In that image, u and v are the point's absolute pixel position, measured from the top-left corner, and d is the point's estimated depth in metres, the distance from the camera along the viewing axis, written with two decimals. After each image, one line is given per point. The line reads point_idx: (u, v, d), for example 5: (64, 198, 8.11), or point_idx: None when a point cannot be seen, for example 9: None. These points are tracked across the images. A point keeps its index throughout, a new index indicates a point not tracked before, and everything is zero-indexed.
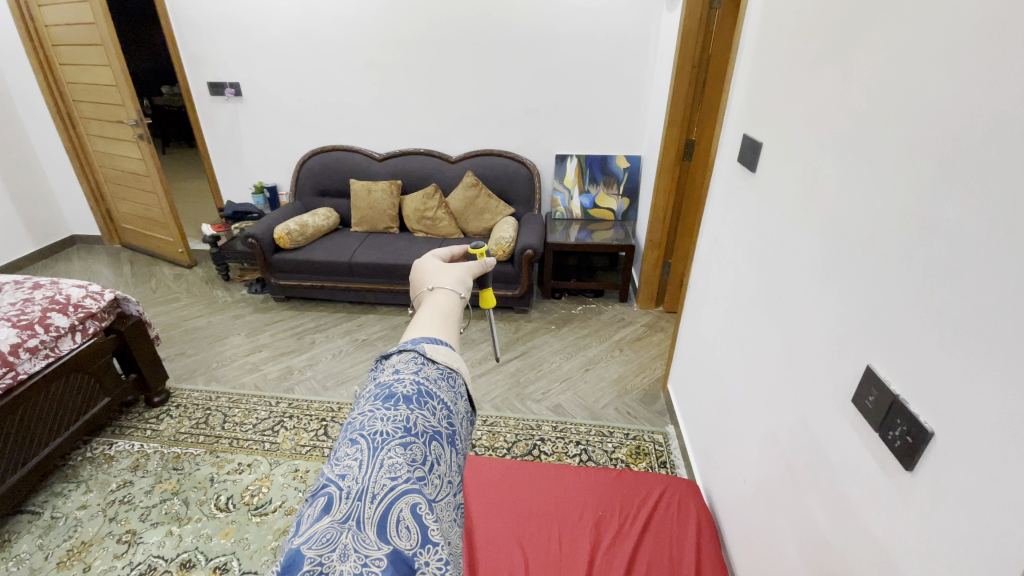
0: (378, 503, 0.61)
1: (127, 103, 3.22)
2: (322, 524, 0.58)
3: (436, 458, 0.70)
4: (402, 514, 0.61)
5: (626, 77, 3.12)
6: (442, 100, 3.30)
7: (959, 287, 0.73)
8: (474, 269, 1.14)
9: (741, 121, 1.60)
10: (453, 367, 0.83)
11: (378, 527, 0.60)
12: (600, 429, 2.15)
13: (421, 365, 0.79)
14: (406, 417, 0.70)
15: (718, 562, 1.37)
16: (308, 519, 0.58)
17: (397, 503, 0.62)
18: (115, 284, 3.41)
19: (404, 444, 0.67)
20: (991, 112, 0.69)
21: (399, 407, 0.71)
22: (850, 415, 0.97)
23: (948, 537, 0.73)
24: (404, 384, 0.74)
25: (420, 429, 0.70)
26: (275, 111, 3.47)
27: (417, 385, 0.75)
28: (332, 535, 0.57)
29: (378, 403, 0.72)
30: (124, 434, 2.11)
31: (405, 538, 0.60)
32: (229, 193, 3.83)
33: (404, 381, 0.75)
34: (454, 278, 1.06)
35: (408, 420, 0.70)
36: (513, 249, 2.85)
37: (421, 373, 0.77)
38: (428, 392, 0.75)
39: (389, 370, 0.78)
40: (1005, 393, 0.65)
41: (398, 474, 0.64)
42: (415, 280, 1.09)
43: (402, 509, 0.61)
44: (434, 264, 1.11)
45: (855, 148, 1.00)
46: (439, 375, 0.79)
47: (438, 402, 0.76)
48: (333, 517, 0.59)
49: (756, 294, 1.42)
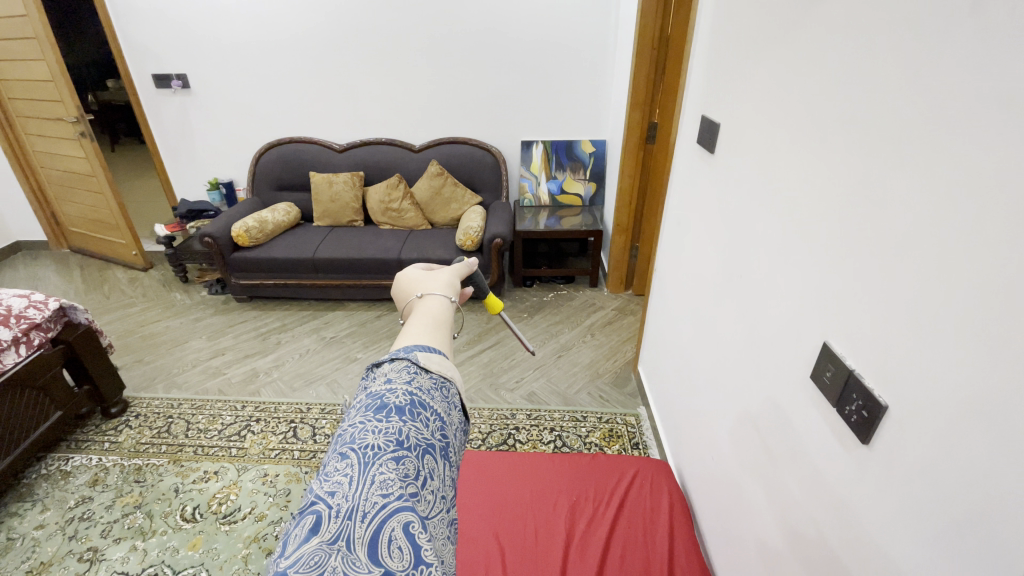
0: (368, 522, 0.58)
1: (65, 99, 3.02)
2: (311, 546, 0.55)
3: (429, 473, 0.66)
4: (394, 534, 0.58)
5: (587, 61, 3.10)
6: (402, 87, 3.21)
7: (910, 263, 0.74)
8: (459, 271, 1.10)
9: (698, 102, 1.60)
10: (447, 376, 0.78)
11: (368, 546, 0.57)
12: (573, 414, 2.16)
13: (414, 374, 0.74)
14: (399, 429, 0.66)
15: (689, 538, 1.41)
16: (294, 541, 0.55)
17: (387, 522, 0.59)
18: (65, 291, 3.23)
19: (396, 459, 0.63)
20: (933, 85, 0.70)
21: (391, 418, 0.67)
22: (809, 391, 0.99)
23: (902, 507, 0.75)
24: (396, 394, 0.70)
25: (413, 442, 0.66)
26: (226, 103, 3.32)
27: (410, 395, 0.71)
28: (320, 558, 0.54)
29: (369, 414, 0.67)
30: (80, 448, 2.01)
31: (396, 558, 0.57)
32: (183, 190, 3.66)
33: (397, 392, 0.71)
34: (442, 282, 1.02)
35: (401, 432, 0.66)
36: (481, 238, 2.83)
37: (415, 383, 0.73)
38: (421, 402, 0.71)
39: (380, 378, 0.74)
40: (952, 363, 0.67)
41: (390, 491, 0.60)
42: (398, 288, 1.03)
43: (394, 528, 0.58)
44: (417, 268, 1.05)
45: (807, 126, 1.01)
46: (432, 384, 0.75)
47: (432, 413, 0.72)
48: (322, 538, 0.56)
49: (719, 275, 1.43)
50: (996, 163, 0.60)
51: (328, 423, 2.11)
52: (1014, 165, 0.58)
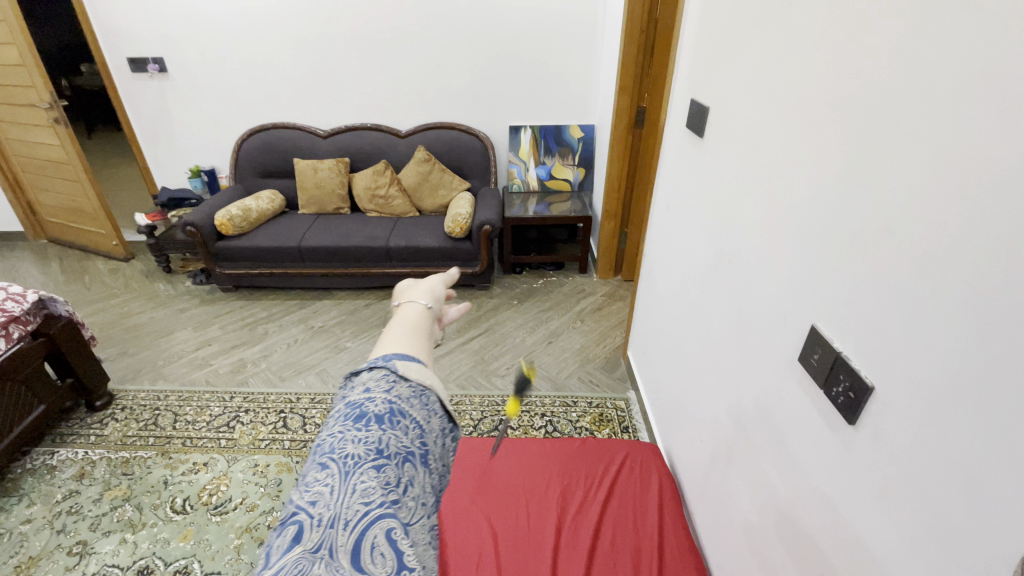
0: (351, 529, 0.54)
1: (38, 84, 2.92)
2: (293, 555, 0.52)
3: (411, 479, 0.62)
4: (377, 540, 0.55)
5: (575, 44, 3.06)
6: (387, 71, 3.15)
7: (896, 246, 0.75)
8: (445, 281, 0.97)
9: (687, 85, 1.59)
10: (426, 384, 0.72)
11: (351, 554, 0.53)
12: (564, 400, 2.18)
13: (393, 382, 0.69)
14: (378, 437, 0.62)
15: (678, 520, 1.43)
16: (277, 552, 0.52)
17: (369, 529, 0.55)
18: (44, 283, 3.16)
19: (377, 467, 0.59)
20: (922, 67, 0.69)
21: (371, 427, 0.62)
22: (796, 374, 1.00)
23: (887, 485, 0.77)
24: (375, 403, 0.65)
25: (393, 449, 0.62)
26: (205, 88, 3.23)
27: (389, 403, 0.66)
28: (302, 567, 0.51)
29: (348, 423, 0.63)
30: (65, 442, 1.98)
31: (380, 565, 0.53)
32: (163, 178, 3.58)
33: (376, 400, 0.66)
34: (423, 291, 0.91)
35: (380, 440, 0.61)
36: (469, 225, 2.80)
37: (394, 391, 0.68)
38: (401, 410, 0.66)
39: (359, 389, 0.69)
40: (937, 344, 0.68)
41: (371, 498, 0.56)
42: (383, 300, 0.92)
43: (376, 534, 0.55)
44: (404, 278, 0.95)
45: (795, 109, 1.00)
46: (411, 392, 0.70)
47: (412, 420, 0.67)
48: (305, 546, 0.53)
49: (707, 259, 1.43)
50: (982, 145, 0.61)
51: (318, 413, 2.10)
52: (1000, 147, 0.59)
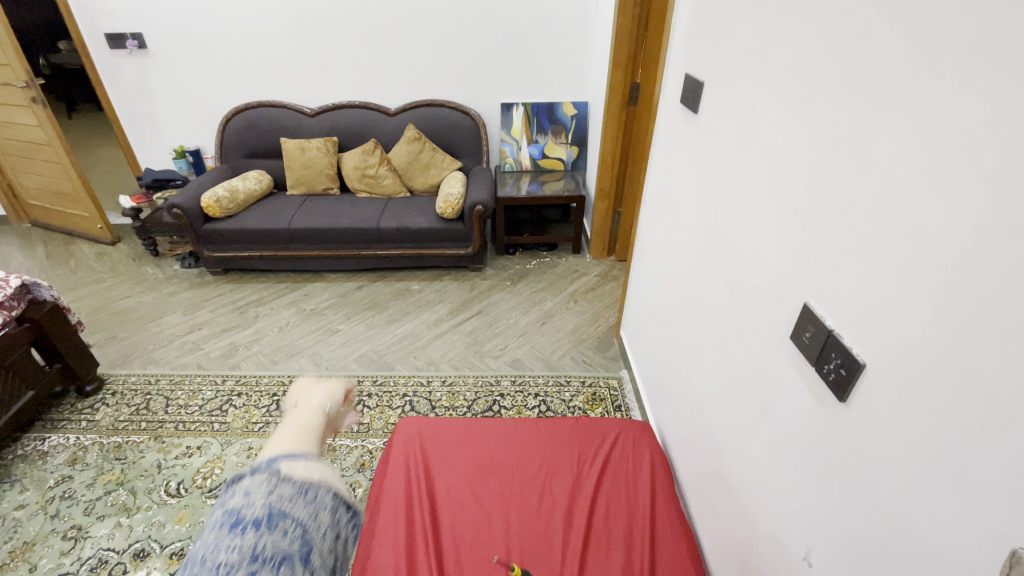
0: None
1: (12, 62, 2.82)
2: None
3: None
4: None
5: (567, 18, 2.98)
6: (374, 47, 3.06)
7: (891, 223, 0.74)
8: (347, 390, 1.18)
9: (681, 60, 1.56)
10: (311, 481, 0.86)
11: None
12: (557, 379, 2.18)
13: (275, 486, 0.81)
14: (253, 543, 0.73)
15: (670, 497, 1.45)
16: None
17: None
18: (29, 268, 3.10)
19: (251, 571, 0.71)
20: (921, 37, 0.67)
21: (246, 533, 0.74)
22: (788, 352, 1.00)
23: (876, 461, 0.78)
24: (253, 510, 0.77)
25: (268, 553, 0.74)
26: (187, 65, 3.14)
27: (268, 507, 0.78)
28: None
29: (224, 531, 0.74)
30: (56, 427, 1.96)
31: None
32: (147, 159, 3.49)
33: (254, 506, 0.78)
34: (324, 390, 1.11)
35: (255, 546, 0.73)
36: (461, 205, 2.77)
37: (274, 495, 0.80)
38: (279, 515, 0.78)
39: (240, 494, 0.80)
40: (928, 321, 0.68)
41: None
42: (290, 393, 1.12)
43: None
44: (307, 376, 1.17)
45: (791, 82, 0.98)
46: (293, 492, 0.83)
47: (291, 523, 0.79)
48: None
49: (700, 238, 1.42)
50: (981, 117, 0.59)
51: None
52: (998, 119, 0.57)
